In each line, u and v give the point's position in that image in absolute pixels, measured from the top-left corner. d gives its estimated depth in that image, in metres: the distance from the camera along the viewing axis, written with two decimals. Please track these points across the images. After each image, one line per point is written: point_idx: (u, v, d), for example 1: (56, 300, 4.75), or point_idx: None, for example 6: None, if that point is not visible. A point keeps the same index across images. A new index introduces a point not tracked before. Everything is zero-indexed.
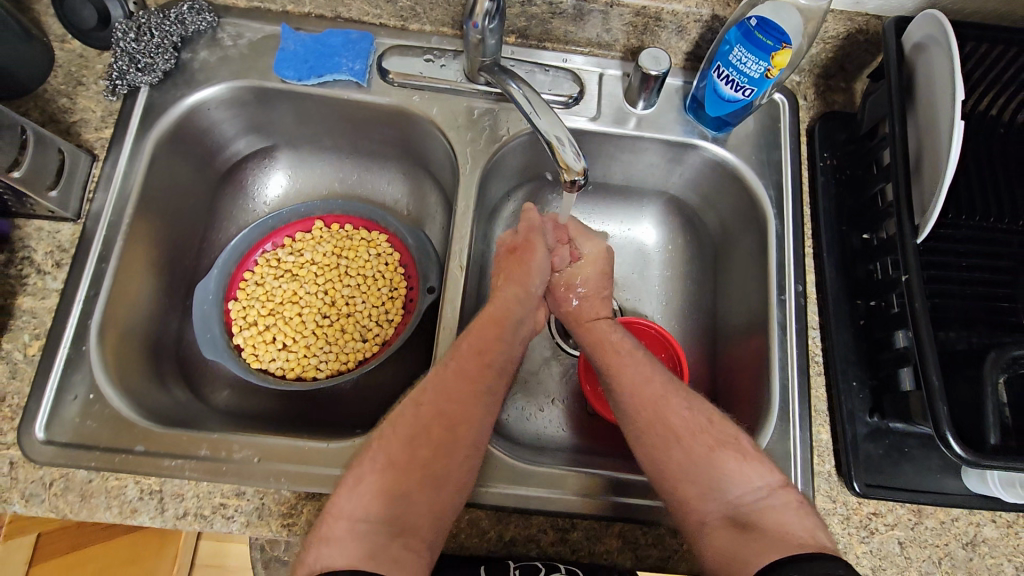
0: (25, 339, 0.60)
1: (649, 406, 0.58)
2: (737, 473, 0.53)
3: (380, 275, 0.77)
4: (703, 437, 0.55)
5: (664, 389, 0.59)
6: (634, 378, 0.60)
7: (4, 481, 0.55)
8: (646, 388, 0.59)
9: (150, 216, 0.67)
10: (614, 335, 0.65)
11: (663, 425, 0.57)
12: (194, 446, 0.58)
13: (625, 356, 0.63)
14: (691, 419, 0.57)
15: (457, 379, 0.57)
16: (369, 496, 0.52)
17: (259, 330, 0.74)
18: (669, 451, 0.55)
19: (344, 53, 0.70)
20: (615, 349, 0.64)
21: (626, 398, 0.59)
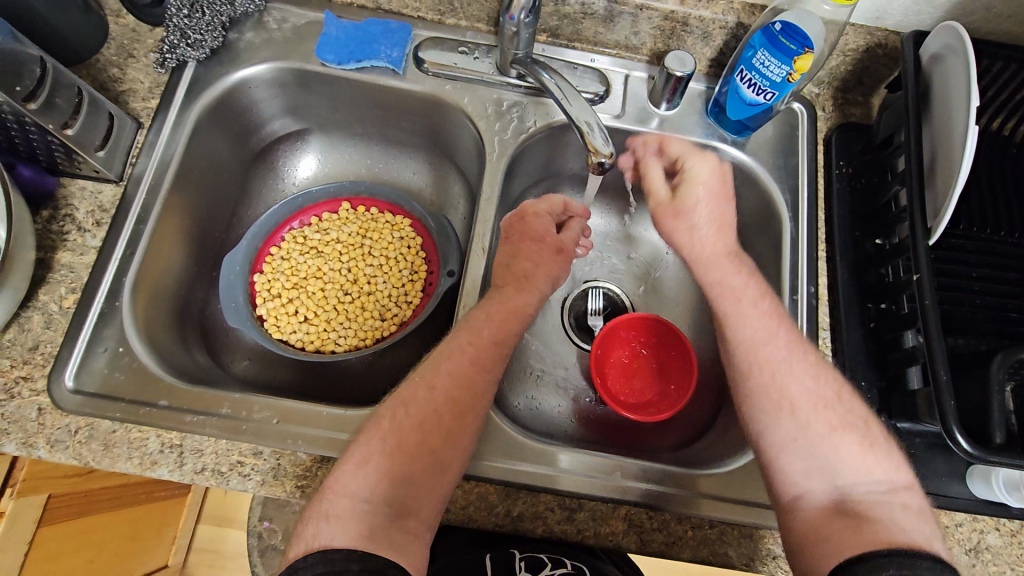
0: (62, 292, 0.62)
1: (765, 367, 0.58)
2: (861, 463, 0.53)
3: (402, 257, 0.79)
4: (802, 400, 0.56)
5: (787, 354, 0.59)
6: (754, 337, 0.60)
7: (31, 426, 0.57)
8: (765, 350, 0.59)
9: (186, 184, 0.70)
10: (736, 278, 0.63)
11: (780, 392, 0.57)
12: (216, 404, 0.59)
13: (747, 306, 0.61)
14: (813, 390, 0.57)
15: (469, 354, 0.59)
16: (373, 478, 0.52)
17: (282, 303, 0.76)
18: (781, 422, 0.56)
19: (383, 41, 0.74)
20: (738, 298, 0.62)
21: (743, 357, 0.60)
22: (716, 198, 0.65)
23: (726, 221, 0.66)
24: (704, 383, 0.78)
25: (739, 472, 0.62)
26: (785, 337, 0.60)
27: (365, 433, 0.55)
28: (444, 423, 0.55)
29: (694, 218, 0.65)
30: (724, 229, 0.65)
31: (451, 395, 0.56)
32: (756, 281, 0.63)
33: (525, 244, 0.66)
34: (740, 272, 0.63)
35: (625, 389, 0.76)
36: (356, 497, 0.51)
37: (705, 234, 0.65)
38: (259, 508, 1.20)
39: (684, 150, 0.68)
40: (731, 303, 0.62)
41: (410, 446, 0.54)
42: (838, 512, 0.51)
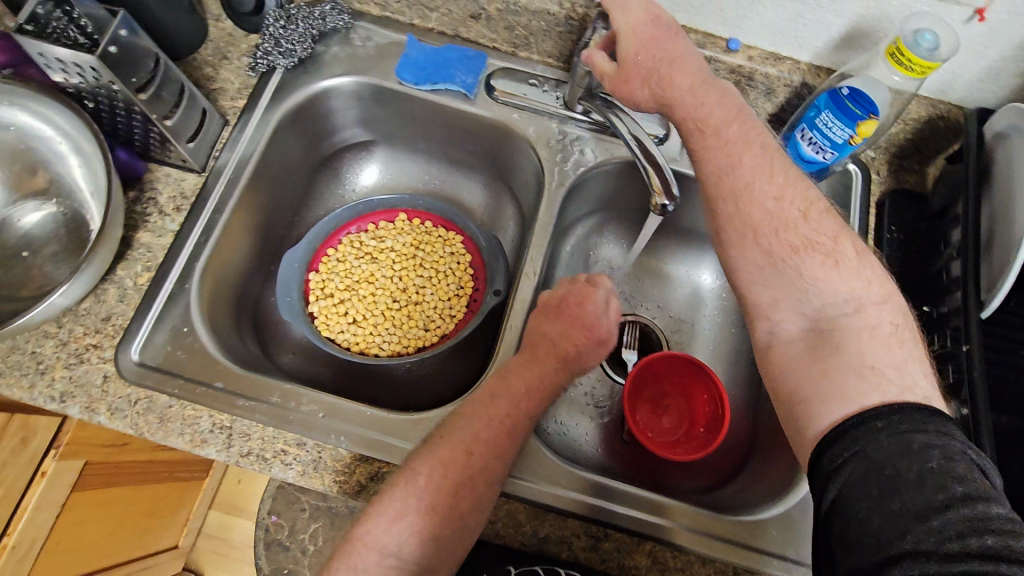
0: (138, 270, 0.66)
1: (729, 197, 0.59)
2: (825, 284, 0.54)
3: (451, 272, 0.82)
4: (768, 227, 0.57)
5: (751, 174, 0.59)
6: (720, 168, 0.60)
7: (95, 392, 0.60)
8: (732, 179, 0.59)
9: (260, 181, 0.74)
10: (700, 108, 0.61)
11: (743, 220, 0.58)
12: (267, 393, 0.62)
13: (712, 132, 0.61)
14: (776, 211, 0.57)
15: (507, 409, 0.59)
16: (406, 536, 0.53)
17: (334, 303, 0.79)
18: (745, 251, 0.58)
19: (459, 67, 0.78)
20: (701, 129, 0.61)
21: (714, 192, 0.60)
22: (654, 41, 0.62)
23: (676, 57, 0.62)
24: (735, 430, 0.78)
25: (767, 523, 0.61)
26: (751, 161, 0.59)
27: (403, 490, 0.54)
28: (481, 477, 0.55)
29: (645, 70, 0.62)
30: (679, 64, 0.62)
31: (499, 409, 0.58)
32: (731, 111, 0.62)
33: (574, 325, 0.65)
34: (712, 96, 0.62)
35: (654, 424, 0.77)
36: (386, 552, 0.52)
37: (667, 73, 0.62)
38: (269, 501, 1.22)
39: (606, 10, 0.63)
40: (695, 133, 0.62)
41: (452, 466, 0.55)
42: (808, 345, 0.54)
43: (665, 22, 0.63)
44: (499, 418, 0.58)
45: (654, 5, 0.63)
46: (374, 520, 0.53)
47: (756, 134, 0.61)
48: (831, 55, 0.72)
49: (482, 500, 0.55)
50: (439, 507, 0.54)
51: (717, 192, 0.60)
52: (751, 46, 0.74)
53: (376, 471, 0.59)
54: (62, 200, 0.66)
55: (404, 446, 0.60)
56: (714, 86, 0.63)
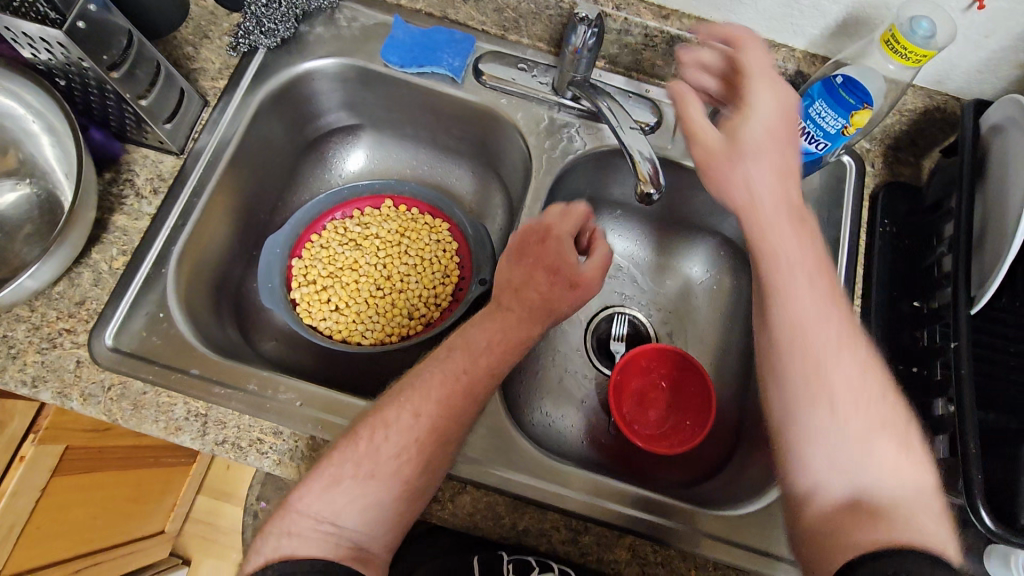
0: (113, 253, 0.64)
1: (809, 351, 0.53)
2: (890, 466, 0.50)
3: (437, 260, 0.80)
4: (847, 393, 0.51)
5: (839, 342, 0.53)
6: (806, 314, 0.54)
7: (68, 377, 0.59)
8: (814, 335, 0.54)
9: (242, 163, 0.73)
10: (792, 243, 0.56)
11: (822, 379, 0.52)
12: (244, 380, 0.61)
13: (797, 278, 0.55)
14: (857, 381, 0.52)
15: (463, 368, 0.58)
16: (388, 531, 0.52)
17: (316, 290, 0.77)
18: (815, 408, 0.52)
19: (446, 50, 0.76)
20: (787, 268, 0.56)
21: (786, 335, 0.54)
22: (782, 141, 0.57)
23: (792, 168, 0.58)
24: (721, 423, 0.77)
25: (749, 517, 0.61)
26: (839, 327, 0.54)
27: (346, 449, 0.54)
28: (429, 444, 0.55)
29: (746, 155, 0.57)
30: (783, 173, 0.57)
31: (477, 396, 0.58)
32: (815, 248, 0.57)
33: (537, 267, 0.63)
34: (796, 238, 0.56)
35: (640, 417, 0.76)
36: (322, 518, 0.51)
37: (760, 181, 0.57)
38: (257, 488, 1.22)
39: (751, 69, 0.58)
40: (779, 275, 0.56)
41: (404, 428, 0.55)
42: (849, 506, 0.49)
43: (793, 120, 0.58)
44: (455, 373, 0.58)
45: (791, 95, 0.58)
46: (310, 484, 0.53)
47: (838, 294, 0.56)
48: (826, 43, 0.70)
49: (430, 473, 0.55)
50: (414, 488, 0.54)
51: (793, 342, 0.54)
52: (746, 32, 0.72)
53: None
54: (34, 181, 0.64)
55: (342, 421, 0.59)
56: (801, 221, 0.57)
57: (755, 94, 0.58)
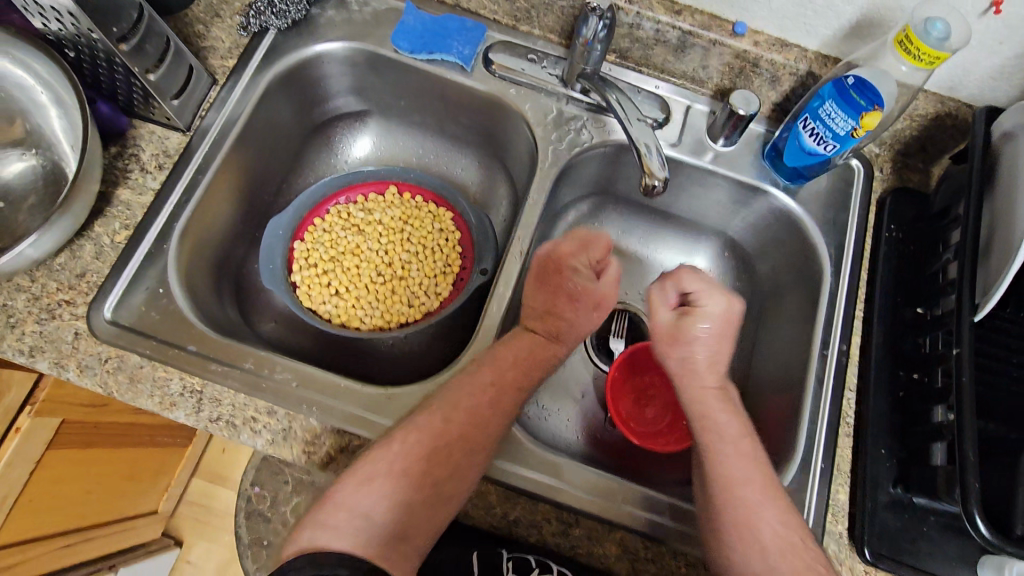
0: (115, 227, 0.64)
1: (738, 509, 0.55)
2: None
3: (439, 248, 0.80)
4: (774, 543, 0.54)
5: (760, 496, 0.56)
6: (732, 475, 0.57)
7: (66, 348, 0.59)
8: (742, 493, 0.56)
9: (248, 143, 0.72)
10: (720, 414, 0.61)
11: (750, 530, 0.54)
12: (241, 358, 0.61)
13: (728, 444, 0.59)
14: (782, 533, 0.54)
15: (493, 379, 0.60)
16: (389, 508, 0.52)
17: (317, 273, 0.77)
18: (748, 556, 0.53)
19: (457, 38, 0.76)
20: (717, 437, 0.60)
21: (720, 497, 0.57)
22: (719, 339, 0.64)
23: (723, 358, 0.64)
24: None
25: None
26: (761, 481, 0.57)
27: (380, 449, 0.54)
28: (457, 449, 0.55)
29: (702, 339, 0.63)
30: (722, 347, 0.64)
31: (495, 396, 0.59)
32: (737, 415, 0.62)
33: (563, 296, 0.65)
34: (721, 410, 0.62)
35: (637, 415, 0.76)
36: (355, 512, 0.51)
37: (701, 365, 0.63)
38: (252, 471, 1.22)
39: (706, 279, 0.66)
40: (711, 440, 0.60)
41: (429, 431, 0.55)
42: None
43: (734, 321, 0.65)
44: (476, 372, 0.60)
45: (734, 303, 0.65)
46: (347, 478, 0.52)
47: (761, 457, 0.59)
48: (839, 44, 0.69)
49: (461, 475, 0.55)
50: (407, 470, 0.54)
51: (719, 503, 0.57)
52: (758, 30, 0.72)
53: (346, 442, 0.59)
54: (40, 152, 0.64)
55: (387, 421, 0.59)
56: (728, 396, 0.63)
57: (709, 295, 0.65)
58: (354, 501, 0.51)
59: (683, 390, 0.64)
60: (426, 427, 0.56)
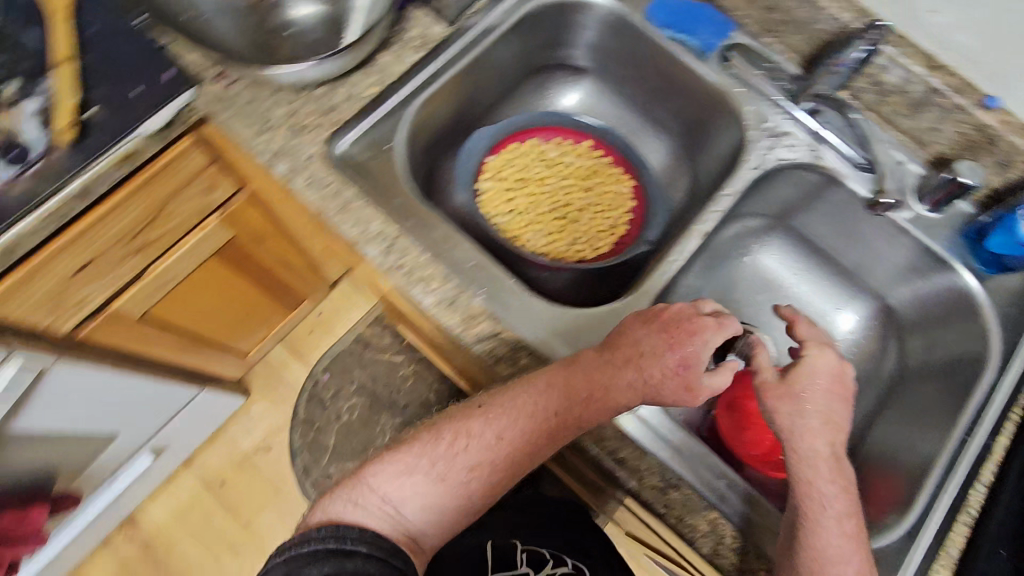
0: (370, 82, 0.72)
1: None
2: None
3: (613, 207, 0.83)
4: None
5: None
6: (828, 552, 0.54)
7: (303, 162, 0.67)
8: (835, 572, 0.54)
9: (487, 58, 0.79)
10: (828, 483, 0.56)
11: None
12: (434, 227, 0.67)
13: (831, 517, 0.55)
14: None
15: (557, 410, 0.59)
16: (412, 490, 0.61)
17: (501, 188, 0.82)
18: None
19: (705, 27, 0.79)
20: (821, 507, 0.56)
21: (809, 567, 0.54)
22: (828, 394, 0.59)
23: (835, 419, 0.59)
24: None
25: None
26: (857, 564, 0.54)
27: (422, 448, 0.63)
28: (505, 466, 0.62)
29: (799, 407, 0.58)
30: (831, 423, 0.58)
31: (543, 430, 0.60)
32: (849, 493, 0.57)
33: (675, 351, 0.58)
34: (826, 477, 0.56)
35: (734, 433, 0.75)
36: (387, 500, 0.60)
37: (810, 426, 0.58)
38: None
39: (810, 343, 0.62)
40: (813, 507, 0.56)
41: (473, 443, 0.62)
42: None
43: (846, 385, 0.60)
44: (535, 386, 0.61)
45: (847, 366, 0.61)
46: (385, 466, 0.62)
47: (861, 540, 0.56)
48: None
49: (492, 489, 0.63)
50: (442, 475, 0.61)
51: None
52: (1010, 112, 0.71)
53: (498, 330, 0.63)
54: None
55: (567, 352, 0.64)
56: (839, 470, 0.57)
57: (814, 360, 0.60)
58: (369, 486, 0.61)
59: (790, 452, 0.58)
60: (470, 434, 0.62)
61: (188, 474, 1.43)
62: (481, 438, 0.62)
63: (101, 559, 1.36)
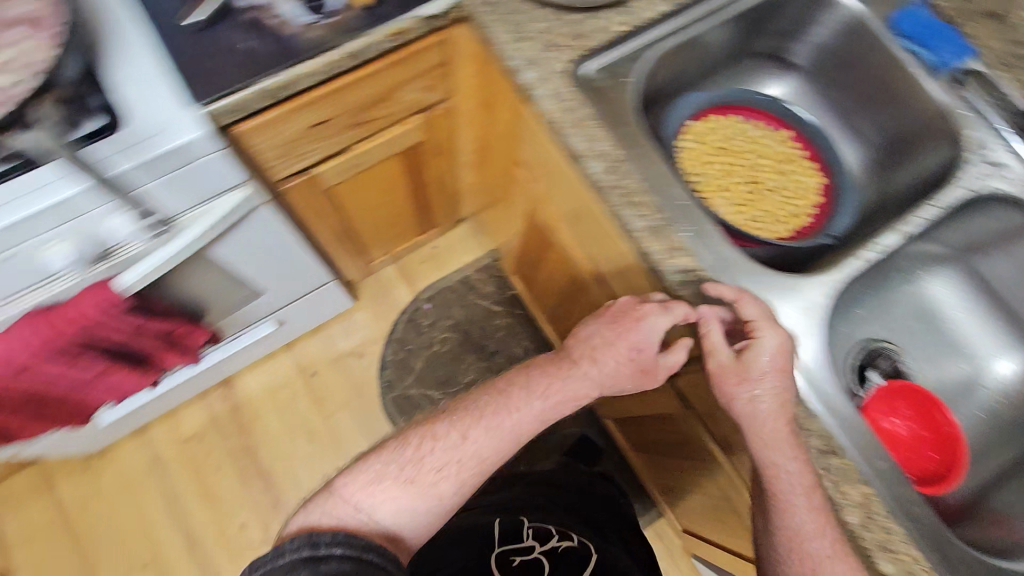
0: (622, 19, 0.77)
1: (806, 564, 0.57)
2: None
3: (800, 196, 0.85)
4: None
5: (832, 555, 0.57)
6: (799, 528, 0.58)
7: (549, 74, 0.73)
8: (812, 547, 0.57)
9: (733, 23, 0.82)
10: (788, 462, 0.58)
11: None
12: (653, 161, 0.71)
13: (798, 494, 0.58)
14: None
15: (515, 405, 0.69)
16: (383, 496, 0.66)
17: (699, 151, 0.84)
18: None
19: (949, 45, 0.79)
20: (788, 485, 0.58)
21: (789, 548, 0.59)
22: (782, 372, 0.60)
23: (787, 397, 0.59)
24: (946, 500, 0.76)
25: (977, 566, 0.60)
26: (834, 537, 0.57)
27: (388, 455, 0.69)
28: (469, 465, 0.68)
29: (750, 384, 0.60)
30: (784, 403, 0.59)
31: (504, 424, 0.69)
32: (806, 470, 0.58)
33: (620, 341, 0.66)
34: (785, 454, 0.58)
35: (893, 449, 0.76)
36: (359, 508, 0.65)
37: (763, 409, 0.59)
38: None
39: (752, 319, 0.61)
40: (781, 490, 0.58)
41: (441, 442, 0.69)
42: None
43: (790, 354, 0.61)
44: (498, 392, 0.71)
45: (788, 338, 0.61)
46: (356, 477, 0.67)
47: (830, 513, 0.58)
48: None
49: (460, 494, 0.69)
50: (410, 478, 0.67)
51: (789, 558, 0.59)
52: None
53: (693, 267, 0.67)
54: None
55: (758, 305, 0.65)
56: (793, 444, 0.59)
57: (761, 333, 0.61)
58: (339, 493, 0.67)
59: (750, 441, 0.60)
60: (444, 433, 0.69)
61: (285, 356, 1.53)
62: (450, 441, 0.68)
63: (194, 408, 1.48)
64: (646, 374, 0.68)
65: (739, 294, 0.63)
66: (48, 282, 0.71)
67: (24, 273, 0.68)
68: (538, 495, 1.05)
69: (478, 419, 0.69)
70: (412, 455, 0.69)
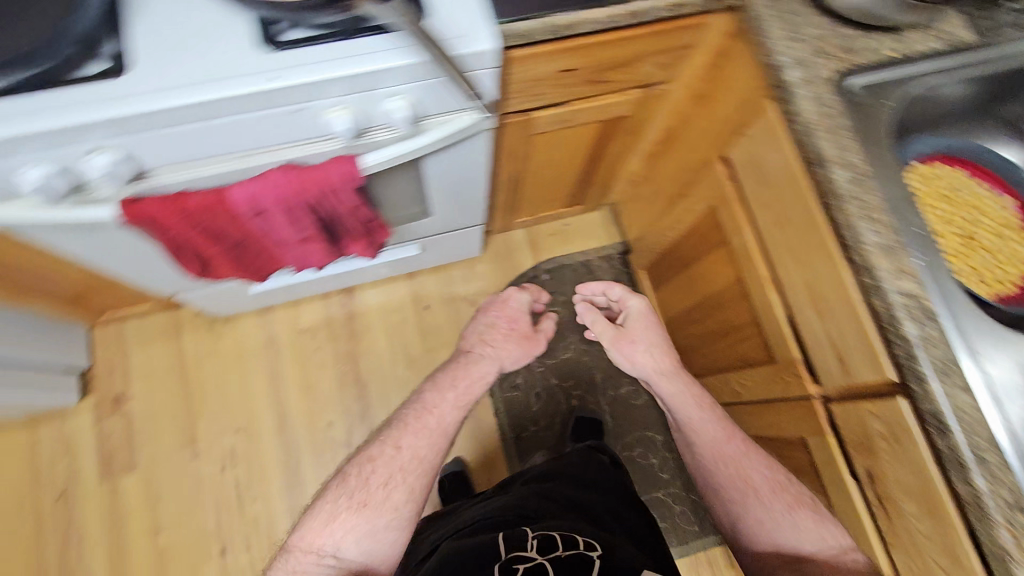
0: (893, 46, 0.78)
1: (730, 466, 0.92)
2: (812, 530, 0.85)
3: (1011, 263, 0.84)
4: (763, 490, 0.89)
5: (742, 457, 0.92)
6: (712, 440, 0.93)
7: (811, 79, 0.76)
8: (728, 451, 0.92)
9: (999, 78, 0.82)
10: (681, 389, 0.95)
11: (743, 479, 0.90)
12: (895, 185, 0.72)
13: (702, 416, 0.94)
14: (768, 478, 0.90)
15: (402, 428, 0.87)
16: (342, 532, 0.79)
17: (923, 191, 0.84)
18: (750, 500, 0.89)
19: None
20: (696, 413, 0.94)
21: (715, 458, 0.93)
22: (613, 338, 0.97)
23: (668, 348, 0.96)
24: None
25: None
26: (736, 441, 0.93)
27: (330, 498, 0.83)
28: (413, 469, 0.84)
29: (634, 337, 0.96)
30: (653, 337, 0.96)
31: (387, 457, 0.84)
32: (694, 390, 0.95)
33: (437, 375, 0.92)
34: (684, 384, 0.95)
35: None
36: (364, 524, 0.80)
37: (641, 359, 0.95)
38: None
39: (624, 302, 1.00)
40: (689, 417, 0.95)
41: (346, 483, 0.83)
42: None
43: (625, 332, 0.97)
44: (373, 442, 0.87)
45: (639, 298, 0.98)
46: (312, 526, 0.80)
47: (727, 420, 0.95)
48: None
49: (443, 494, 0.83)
50: (366, 502, 0.81)
51: (720, 465, 0.92)
52: None
53: (915, 294, 0.67)
54: None
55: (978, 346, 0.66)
56: (682, 376, 0.95)
57: (585, 314, 1.01)
58: (300, 539, 0.80)
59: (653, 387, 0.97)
60: (361, 473, 0.84)
61: (405, 283, 1.61)
62: (354, 481, 0.83)
63: (314, 305, 1.58)
64: (531, 347, 0.96)
65: (609, 287, 1.01)
66: (318, 141, 0.81)
67: (312, 127, 0.77)
68: (532, 494, 1.00)
69: (362, 460, 0.85)
70: (331, 503, 0.82)
